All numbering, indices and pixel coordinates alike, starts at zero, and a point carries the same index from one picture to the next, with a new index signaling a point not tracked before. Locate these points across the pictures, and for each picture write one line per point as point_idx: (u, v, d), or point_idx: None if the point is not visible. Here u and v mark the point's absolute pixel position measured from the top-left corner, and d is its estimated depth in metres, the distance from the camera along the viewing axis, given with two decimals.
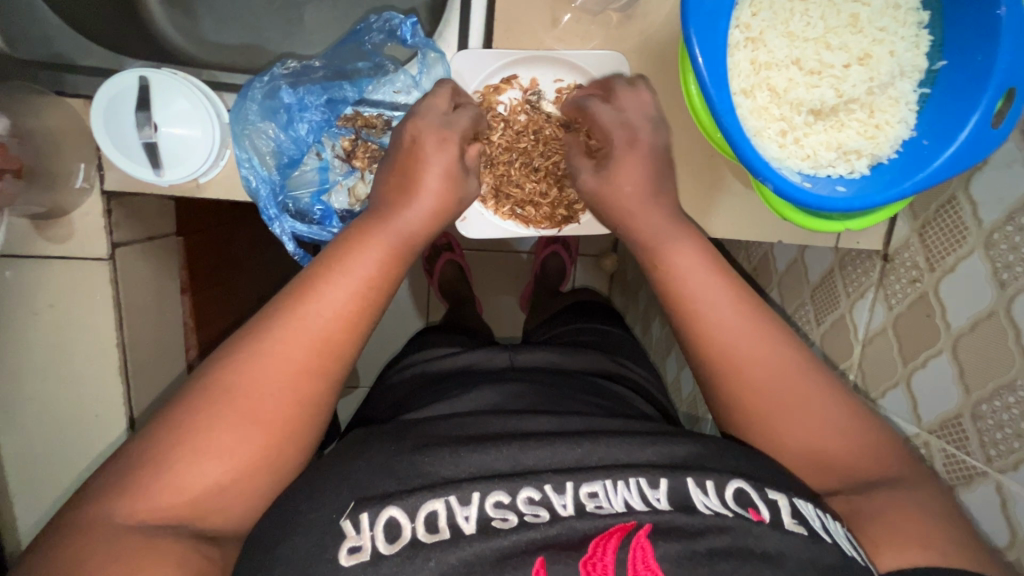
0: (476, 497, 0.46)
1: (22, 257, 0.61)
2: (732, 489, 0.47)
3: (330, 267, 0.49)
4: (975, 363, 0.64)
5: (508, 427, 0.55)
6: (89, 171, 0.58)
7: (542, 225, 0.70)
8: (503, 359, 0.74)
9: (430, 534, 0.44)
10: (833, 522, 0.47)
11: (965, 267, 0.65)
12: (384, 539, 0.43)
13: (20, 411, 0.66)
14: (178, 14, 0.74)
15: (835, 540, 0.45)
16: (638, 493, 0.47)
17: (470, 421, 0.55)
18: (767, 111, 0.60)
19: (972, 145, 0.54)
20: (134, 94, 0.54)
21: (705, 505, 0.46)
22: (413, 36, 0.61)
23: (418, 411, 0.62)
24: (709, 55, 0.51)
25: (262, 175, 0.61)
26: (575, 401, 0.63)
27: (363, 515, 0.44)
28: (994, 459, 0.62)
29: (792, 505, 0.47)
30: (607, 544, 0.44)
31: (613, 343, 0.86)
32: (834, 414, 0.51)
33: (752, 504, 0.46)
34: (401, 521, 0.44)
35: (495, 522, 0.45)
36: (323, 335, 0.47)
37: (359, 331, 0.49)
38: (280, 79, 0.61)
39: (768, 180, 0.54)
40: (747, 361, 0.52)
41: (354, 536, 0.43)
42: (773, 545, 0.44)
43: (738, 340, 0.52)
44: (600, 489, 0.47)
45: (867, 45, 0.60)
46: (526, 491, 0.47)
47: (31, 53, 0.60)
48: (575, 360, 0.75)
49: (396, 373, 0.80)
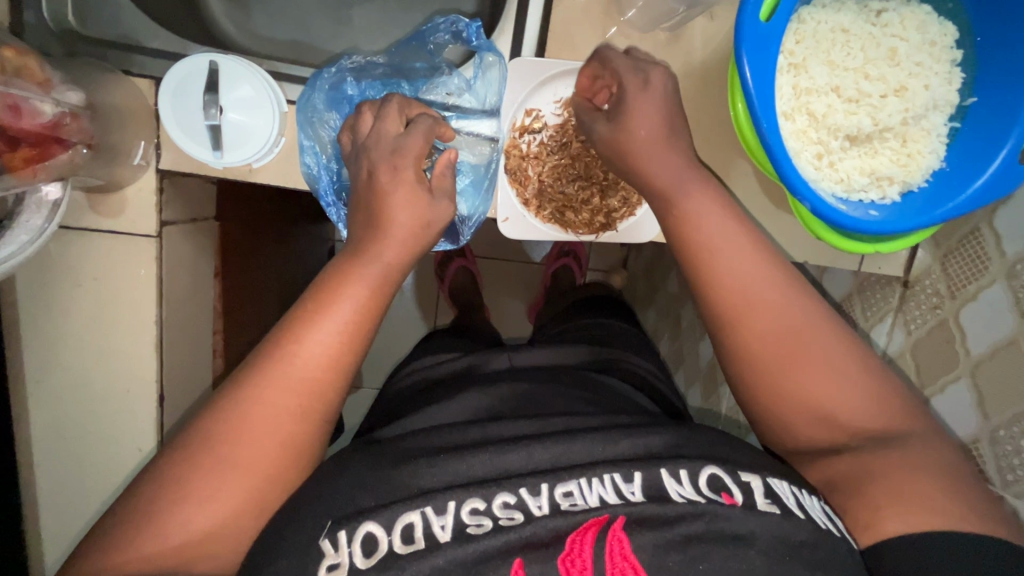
0: (451, 505, 0.47)
1: (72, 228, 0.62)
2: (705, 475, 0.49)
3: (317, 309, 0.48)
4: (995, 389, 0.65)
5: (485, 434, 0.56)
6: (148, 149, 0.60)
7: (581, 230, 0.71)
8: (501, 361, 0.76)
9: (406, 545, 0.45)
10: (808, 497, 0.49)
11: (987, 296, 0.67)
12: (362, 553, 0.44)
13: (53, 382, 0.66)
14: (233, 8, 0.76)
15: (809, 515, 0.46)
16: (613, 488, 0.49)
17: (450, 432, 0.56)
18: (805, 134, 0.63)
19: (1001, 178, 0.57)
20: (204, 76, 0.56)
21: (679, 494, 0.48)
22: (476, 39, 0.64)
23: (408, 417, 0.63)
24: (759, 76, 0.54)
25: (323, 163, 0.63)
26: (562, 400, 0.64)
27: (341, 533, 0.45)
28: (1011, 483, 0.64)
29: (765, 485, 0.48)
30: (584, 539, 0.46)
31: (615, 336, 0.86)
32: (840, 384, 0.49)
33: (725, 488, 0.48)
34: (378, 535, 0.45)
35: (470, 528, 0.46)
36: (319, 357, 0.47)
37: (359, 343, 0.49)
38: (346, 71, 0.63)
39: (805, 200, 0.56)
40: (756, 318, 0.50)
41: (332, 554, 0.44)
42: (746, 527, 0.46)
43: (758, 296, 0.50)
44: (575, 488, 0.49)
45: (903, 78, 0.63)
46: (501, 496, 0.48)
47: (99, 32, 0.62)
48: (572, 358, 0.77)
49: (399, 378, 0.81)
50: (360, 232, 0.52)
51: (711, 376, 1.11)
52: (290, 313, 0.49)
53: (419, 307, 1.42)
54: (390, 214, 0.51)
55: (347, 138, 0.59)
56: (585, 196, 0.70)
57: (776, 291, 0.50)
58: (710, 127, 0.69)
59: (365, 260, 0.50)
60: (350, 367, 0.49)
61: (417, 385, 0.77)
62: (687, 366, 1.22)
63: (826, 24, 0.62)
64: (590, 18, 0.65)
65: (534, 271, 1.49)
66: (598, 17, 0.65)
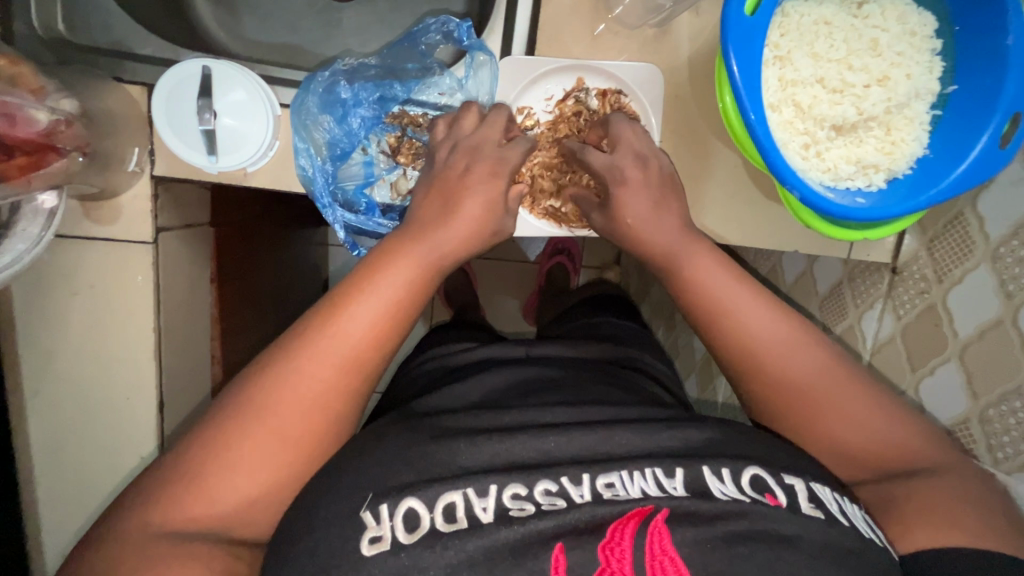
0: (493, 489, 0.48)
1: (67, 236, 0.62)
2: (748, 475, 0.50)
3: (357, 287, 0.53)
4: (982, 370, 0.67)
5: (524, 417, 0.57)
6: (142, 155, 0.60)
7: (574, 225, 0.71)
8: (518, 350, 0.77)
9: (448, 523, 0.46)
10: (850, 505, 0.49)
11: (973, 279, 0.68)
12: (404, 529, 0.45)
13: (51, 391, 0.66)
14: (222, 14, 0.77)
15: (853, 523, 0.47)
16: (654, 482, 0.50)
17: (488, 412, 0.57)
18: (792, 125, 0.64)
19: (981, 164, 0.59)
20: (197, 81, 0.56)
21: (722, 492, 0.49)
22: (468, 38, 0.65)
23: (436, 396, 0.64)
24: (746, 69, 0.55)
25: (317, 165, 0.63)
26: (595, 388, 0.65)
27: (383, 506, 0.46)
28: (1001, 461, 0.65)
29: (809, 490, 0.49)
30: (624, 529, 0.46)
31: (625, 335, 0.87)
32: (866, 418, 0.53)
33: (769, 489, 0.49)
34: (419, 512, 0.46)
35: (512, 511, 0.47)
36: (358, 336, 0.51)
37: (399, 323, 0.54)
38: (339, 74, 0.63)
39: (794, 188, 0.57)
40: (792, 352, 0.55)
41: (374, 527, 0.45)
42: (790, 528, 0.46)
43: (786, 340, 0.56)
44: (617, 480, 0.50)
45: (885, 68, 0.65)
46: (543, 483, 0.49)
47: (89, 40, 0.62)
48: (588, 351, 0.78)
49: (417, 364, 0.82)
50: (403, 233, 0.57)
51: (707, 366, 1.13)
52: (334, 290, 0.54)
53: None
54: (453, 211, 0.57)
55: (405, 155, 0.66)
56: (581, 190, 0.70)
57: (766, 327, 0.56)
58: (699, 120, 0.69)
59: (412, 251, 0.55)
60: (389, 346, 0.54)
61: (439, 370, 0.77)
62: (682, 359, 1.24)
63: (809, 17, 0.64)
64: (579, 16, 0.66)
65: (529, 269, 1.49)
66: (586, 15, 0.66)
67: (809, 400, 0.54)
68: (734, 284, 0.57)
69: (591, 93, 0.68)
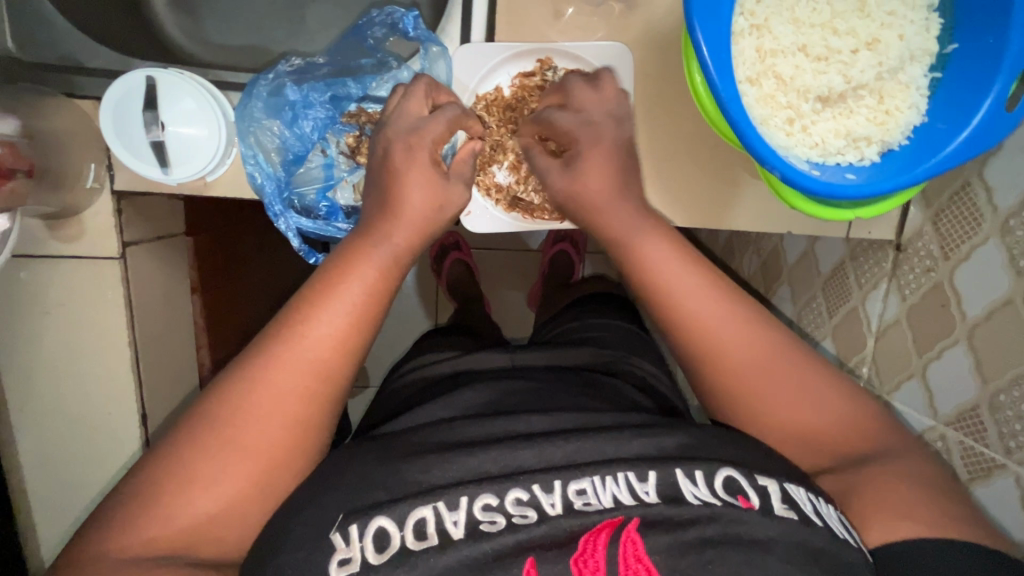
0: (463, 501, 0.45)
1: (34, 256, 0.62)
2: (721, 477, 0.47)
3: (327, 292, 0.48)
4: (991, 353, 0.62)
5: (498, 428, 0.54)
6: (100, 171, 0.60)
7: (546, 215, 0.68)
8: (501, 359, 0.75)
9: (418, 541, 0.43)
10: (826, 505, 0.46)
11: (981, 255, 0.63)
12: (374, 549, 0.43)
13: (34, 411, 0.67)
14: (184, 18, 0.75)
15: (827, 524, 0.44)
16: (627, 487, 0.47)
17: (461, 424, 0.54)
18: (773, 99, 0.60)
19: (987, 128, 0.52)
20: (142, 93, 0.55)
21: (694, 495, 0.46)
22: (414, 29, 0.61)
23: (410, 415, 0.61)
24: (713, 44, 0.50)
25: (268, 172, 0.61)
26: (570, 396, 0.62)
27: (352, 527, 0.43)
28: (1013, 451, 0.61)
29: (782, 490, 0.46)
30: (597, 539, 0.44)
31: (617, 338, 0.84)
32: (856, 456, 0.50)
33: (741, 491, 0.46)
34: (390, 530, 0.44)
35: (483, 525, 0.44)
36: (321, 363, 0.46)
37: (368, 326, 0.49)
38: (284, 76, 0.61)
39: (774, 168, 0.53)
40: (753, 371, 0.51)
41: (343, 548, 0.43)
42: (761, 531, 0.44)
43: (750, 352, 0.51)
44: (589, 486, 0.47)
45: (875, 30, 0.59)
46: (514, 492, 0.46)
47: (38, 55, 0.61)
48: (572, 358, 0.76)
49: (398, 377, 0.80)
50: (373, 213, 0.53)
51: None
52: (295, 299, 0.49)
53: (419, 301, 1.41)
54: (407, 201, 0.53)
55: (364, 157, 0.63)
56: None
57: (751, 342, 0.52)
58: (673, 97, 0.65)
59: (376, 241, 0.51)
60: (358, 351, 0.49)
61: (419, 382, 0.75)
62: None
63: None
64: None
65: (531, 259, 1.46)
66: None
67: (777, 423, 0.51)
68: (707, 293, 0.53)
69: (560, 72, 0.64)
